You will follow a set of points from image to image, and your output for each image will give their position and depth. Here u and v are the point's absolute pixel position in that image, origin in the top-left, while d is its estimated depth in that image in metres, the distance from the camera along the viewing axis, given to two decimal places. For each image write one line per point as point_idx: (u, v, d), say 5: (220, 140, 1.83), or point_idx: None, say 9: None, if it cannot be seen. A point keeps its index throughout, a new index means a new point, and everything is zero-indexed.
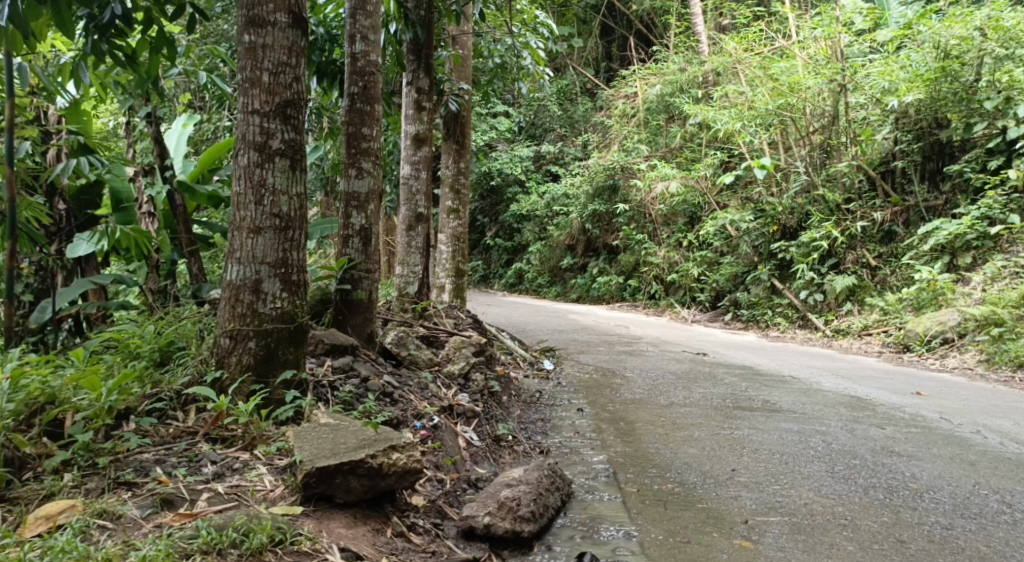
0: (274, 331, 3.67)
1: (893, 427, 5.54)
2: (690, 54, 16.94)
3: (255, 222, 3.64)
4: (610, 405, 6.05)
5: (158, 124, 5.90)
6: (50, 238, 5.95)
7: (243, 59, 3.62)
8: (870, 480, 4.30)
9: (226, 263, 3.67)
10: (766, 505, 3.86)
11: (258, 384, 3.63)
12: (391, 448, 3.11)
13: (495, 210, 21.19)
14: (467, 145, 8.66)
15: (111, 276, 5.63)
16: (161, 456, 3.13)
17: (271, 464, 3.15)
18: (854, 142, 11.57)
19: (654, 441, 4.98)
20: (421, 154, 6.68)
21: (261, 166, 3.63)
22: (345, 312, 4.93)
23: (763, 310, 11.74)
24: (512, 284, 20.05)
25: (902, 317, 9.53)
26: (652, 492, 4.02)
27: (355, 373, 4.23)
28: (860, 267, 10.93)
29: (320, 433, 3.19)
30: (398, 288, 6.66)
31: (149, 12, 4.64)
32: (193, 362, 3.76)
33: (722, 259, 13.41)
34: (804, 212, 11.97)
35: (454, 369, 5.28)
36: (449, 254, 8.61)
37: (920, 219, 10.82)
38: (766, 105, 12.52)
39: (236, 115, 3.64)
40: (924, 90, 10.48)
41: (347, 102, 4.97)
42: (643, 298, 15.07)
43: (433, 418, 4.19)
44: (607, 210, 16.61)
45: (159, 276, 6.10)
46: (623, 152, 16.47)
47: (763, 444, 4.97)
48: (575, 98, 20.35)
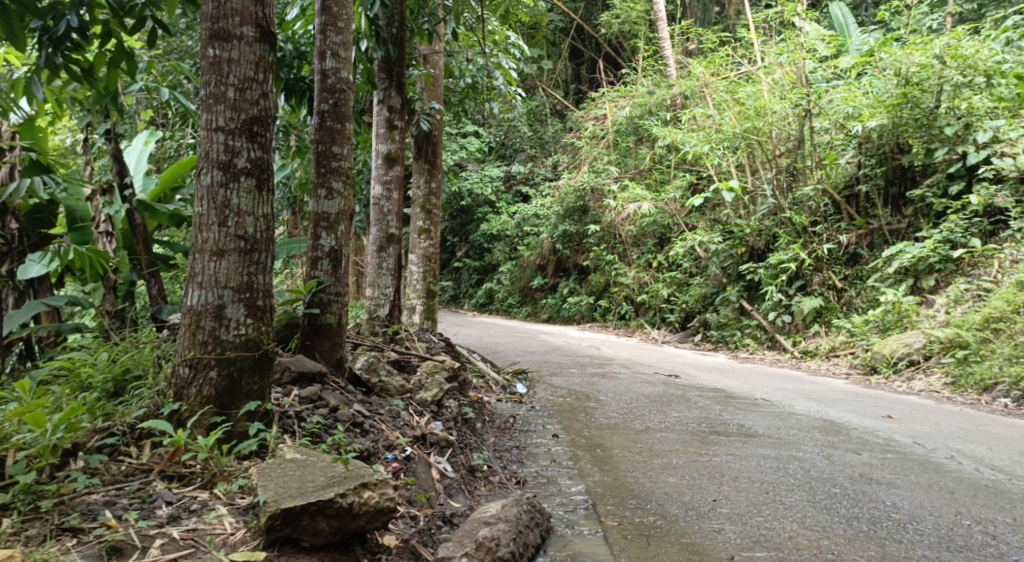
0: (237, 360, 3.47)
1: (870, 452, 5.47)
2: (659, 77, 17.03)
3: (218, 244, 3.45)
4: (585, 431, 5.91)
5: (117, 141, 5.65)
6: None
7: (207, 74, 3.45)
8: (853, 510, 4.21)
9: (187, 288, 3.48)
10: (749, 539, 3.76)
11: (218, 416, 3.42)
12: (362, 486, 2.91)
13: (465, 230, 21.06)
14: (439, 164, 8.50)
15: (64, 297, 5.56)
16: (112, 497, 2.91)
17: (232, 504, 2.94)
18: (819, 166, 11.64)
19: (632, 469, 4.84)
20: (392, 174, 6.52)
21: (225, 186, 3.45)
22: (314, 337, 4.73)
23: (731, 331, 11.74)
24: (481, 304, 19.88)
25: (869, 339, 9.55)
26: (633, 526, 3.88)
27: (323, 403, 4.03)
28: (826, 289, 10.98)
29: (287, 470, 2.98)
30: (368, 311, 6.47)
31: (107, 24, 4.43)
32: (151, 393, 3.54)
33: (691, 279, 13.42)
34: (772, 234, 12.04)
35: (427, 396, 5.09)
36: (420, 275, 8.44)
37: (884, 242, 10.92)
38: (733, 128, 12.61)
39: (199, 132, 3.46)
40: (886, 115, 10.62)
41: (317, 120, 4.81)
42: (613, 319, 15.01)
43: (406, 449, 4.00)
44: (577, 230, 16.59)
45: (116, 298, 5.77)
46: (593, 174, 16.48)
47: (742, 472, 4.86)
48: (545, 119, 20.36)
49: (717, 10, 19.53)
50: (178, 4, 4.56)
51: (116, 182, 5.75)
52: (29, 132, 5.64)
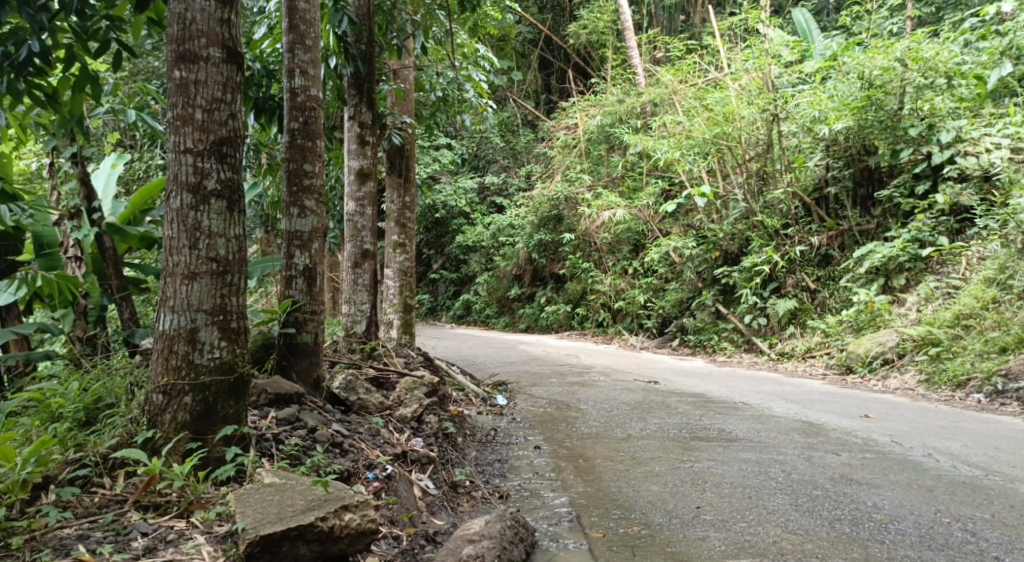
0: (212, 384, 3.41)
1: (849, 453, 5.52)
2: (628, 86, 17.16)
3: (190, 267, 3.39)
4: (567, 441, 5.90)
5: (84, 165, 5.56)
6: None
7: (173, 96, 3.40)
8: (835, 512, 4.24)
9: (158, 312, 3.42)
10: (734, 546, 3.76)
11: (194, 442, 3.37)
12: (343, 508, 2.87)
13: (441, 242, 21.02)
14: (412, 179, 8.48)
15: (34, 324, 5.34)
16: (85, 531, 2.83)
17: (209, 532, 2.88)
18: (788, 170, 11.78)
19: (615, 478, 4.84)
20: (365, 190, 6.49)
21: (195, 209, 3.40)
22: (290, 357, 4.68)
23: (709, 335, 11.81)
24: (459, 316, 19.83)
25: (845, 338, 9.64)
26: (618, 536, 3.87)
27: (301, 424, 3.97)
28: (800, 290, 11.09)
29: (265, 495, 2.93)
30: (344, 328, 6.41)
31: (70, 48, 4.37)
32: (124, 421, 3.47)
33: (667, 285, 13.51)
34: (745, 238, 12.16)
35: (407, 412, 5.06)
36: (396, 289, 8.40)
37: (855, 242, 11.06)
38: (703, 133, 12.72)
39: (167, 155, 3.41)
40: (852, 118, 10.70)
41: (287, 138, 4.77)
42: (591, 326, 15.04)
43: (386, 468, 3.96)
44: (552, 240, 16.63)
45: (87, 324, 5.67)
46: (566, 183, 16.54)
47: (724, 477, 4.87)
48: (517, 130, 20.42)
49: (683, 19, 19.77)
50: (143, 25, 4.51)
51: (84, 206, 5.62)
52: None
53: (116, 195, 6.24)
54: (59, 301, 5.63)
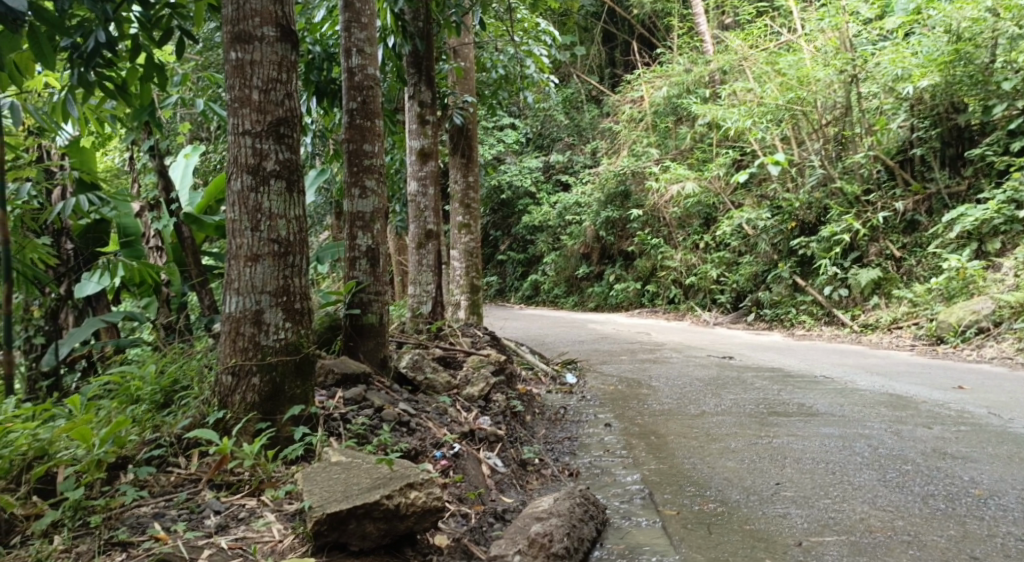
0: (279, 364, 3.44)
1: (942, 426, 5.21)
2: (695, 54, 16.69)
3: (252, 249, 3.41)
4: (639, 418, 5.77)
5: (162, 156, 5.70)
6: (57, 280, 5.61)
7: (230, 78, 3.41)
8: (928, 488, 4.00)
9: (224, 295, 3.46)
10: (818, 523, 3.59)
11: (264, 422, 3.40)
12: (408, 487, 2.83)
13: (507, 223, 21.01)
14: (475, 158, 8.45)
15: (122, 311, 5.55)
16: (160, 510, 2.88)
17: (279, 510, 2.90)
18: (868, 133, 11.21)
19: (689, 455, 4.70)
20: (427, 169, 6.47)
21: (255, 190, 3.41)
22: (356, 338, 4.68)
23: (786, 308, 11.43)
24: (527, 297, 19.82)
25: (934, 307, 9.15)
26: (693, 514, 3.74)
27: (367, 403, 3.97)
28: (884, 259, 10.61)
29: (332, 473, 2.92)
30: (411, 309, 6.42)
31: (136, 38, 4.44)
32: (196, 403, 3.53)
33: (740, 258, 13.14)
34: (823, 206, 11.71)
35: (474, 391, 5.03)
36: (462, 270, 8.37)
37: (944, 206, 10.48)
38: (776, 99, 12.23)
39: (226, 138, 3.43)
40: (939, 74, 10.11)
41: (346, 119, 4.78)
42: (662, 303, 14.80)
43: (454, 446, 3.94)
44: (619, 216, 16.38)
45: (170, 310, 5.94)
46: (633, 158, 16.23)
47: (806, 453, 4.67)
48: (581, 106, 20.17)
49: None
50: (204, 12, 4.54)
51: (162, 197, 5.82)
52: (78, 154, 5.65)
53: (194, 185, 6.43)
54: (144, 290, 6.00)
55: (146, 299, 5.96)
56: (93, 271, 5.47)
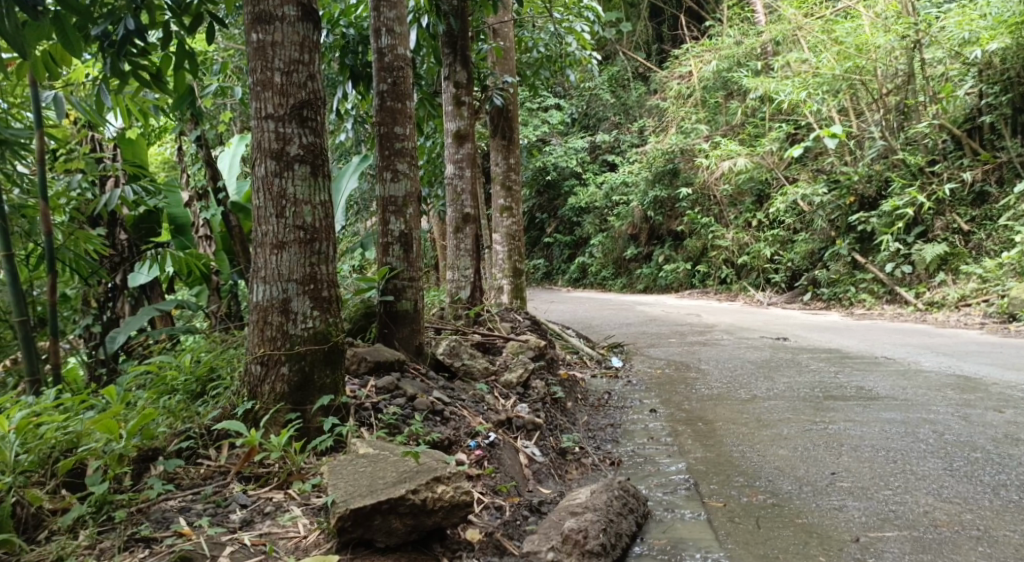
0: (308, 354, 3.36)
1: (1013, 410, 4.89)
2: (746, 26, 16.16)
3: (278, 236, 3.33)
4: (685, 404, 5.57)
5: (207, 146, 5.54)
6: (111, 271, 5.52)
7: (252, 60, 3.31)
8: (999, 478, 3.74)
9: (252, 284, 3.39)
10: (877, 517, 3.38)
11: (294, 413, 3.32)
12: (435, 480, 2.73)
13: (554, 205, 20.81)
14: (516, 140, 8.28)
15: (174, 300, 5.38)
16: (186, 504, 2.84)
17: (306, 504, 2.83)
18: (933, 101, 10.77)
19: (738, 442, 4.49)
20: (464, 151, 6.34)
21: (280, 175, 3.32)
22: (391, 325, 4.61)
23: (844, 287, 11.01)
24: (575, 280, 19.62)
25: (1005, 284, 8.66)
26: (741, 506, 3.56)
27: (400, 392, 3.88)
28: (951, 233, 10.12)
29: (358, 466, 2.84)
30: (450, 295, 6.31)
31: (166, 24, 4.31)
32: (227, 393, 3.47)
33: (795, 236, 12.72)
34: (883, 179, 11.25)
35: (512, 378, 4.92)
36: (505, 254, 8.23)
37: (1015, 175, 9.91)
38: (832, 70, 11.72)
39: (250, 122, 3.33)
40: (1009, 36, 9.53)
41: (377, 101, 4.67)
42: (714, 284, 14.46)
43: (488, 435, 3.83)
44: (668, 195, 16.03)
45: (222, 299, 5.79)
46: (681, 135, 15.83)
47: (864, 440, 4.42)
48: (628, 84, 19.79)
49: None
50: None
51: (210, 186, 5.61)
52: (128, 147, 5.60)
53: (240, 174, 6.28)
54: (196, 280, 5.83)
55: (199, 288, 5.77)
56: (144, 262, 5.38)
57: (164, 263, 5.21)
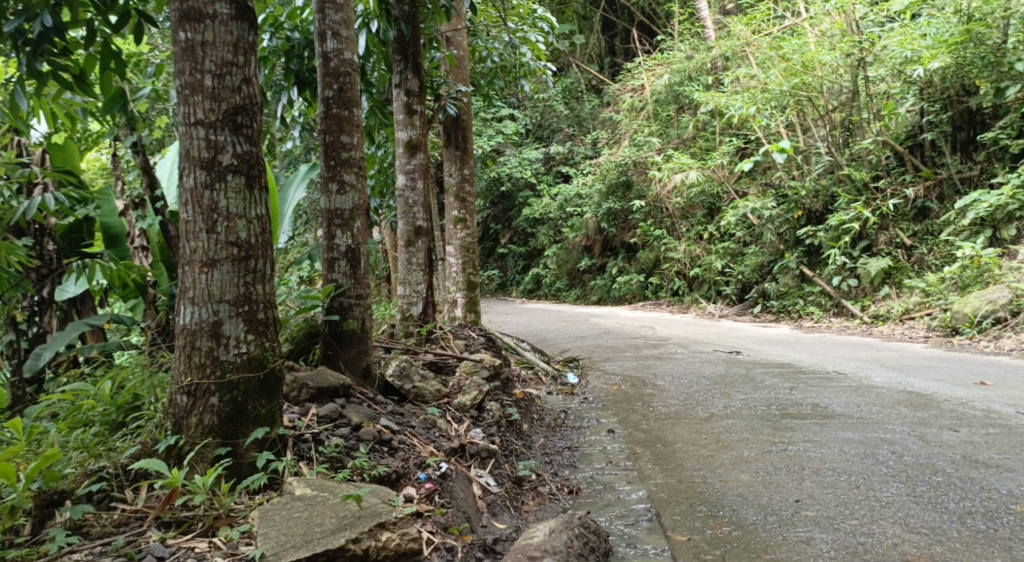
0: (241, 383, 3.06)
1: (969, 429, 4.82)
2: (697, 41, 16.28)
3: (208, 253, 3.02)
4: (643, 423, 5.39)
5: (144, 153, 5.07)
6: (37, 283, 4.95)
7: (179, 61, 3.00)
8: (964, 504, 3.63)
9: (178, 305, 3.07)
10: (845, 550, 3.24)
11: (223, 448, 3.01)
12: (379, 527, 2.53)
13: (508, 216, 20.69)
14: (470, 150, 8.06)
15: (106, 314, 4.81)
16: (93, 558, 2.54)
17: (233, 555, 2.54)
18: (876, 118, 10.95)
19: (699, 466, 4.32)
20: (415, 162, 6.07)
21: (211, 187, 3.01)
22: (336, 346, 4.32)
23: (793, 300, 11.05)
24: (529, 291, 19.47)
25: (947, 298, 8.73)
26: (706, 540, 3.39)
27: (344, 420, 3.59)
28: (894, 248, 10.22)
29: (292, 510, 2.59)
30: (401, 310, 6.04)
31: (90, 22, 3.94)
32: (149, 425, 3.15)
33: (745, 249, 12.80)
34: (830, 194, 11.34)
35: (466, 400, 4.68)
36: (459, 267, 7.97)
37: (955, 192, 10.07)
38: (779, 85, 11.67)
39: (176, 129, 3.01)
40: (949, 55, 9.62)
41: (322, 108, 4.39)
42: (666, 295, 14.44)
43: (440, 466, 3.57)
44: (622, 207, 16.02)
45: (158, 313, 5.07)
46: (634, 147, 15.85)
47: (825, 462, 4.29)
48: (581, 96, 19.80)
49: None
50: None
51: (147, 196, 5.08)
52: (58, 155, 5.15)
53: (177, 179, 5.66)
54: (130, 292, 5.15)
55: (134, 301, 5.18)
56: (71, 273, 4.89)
57: (92, 276, 4.61)
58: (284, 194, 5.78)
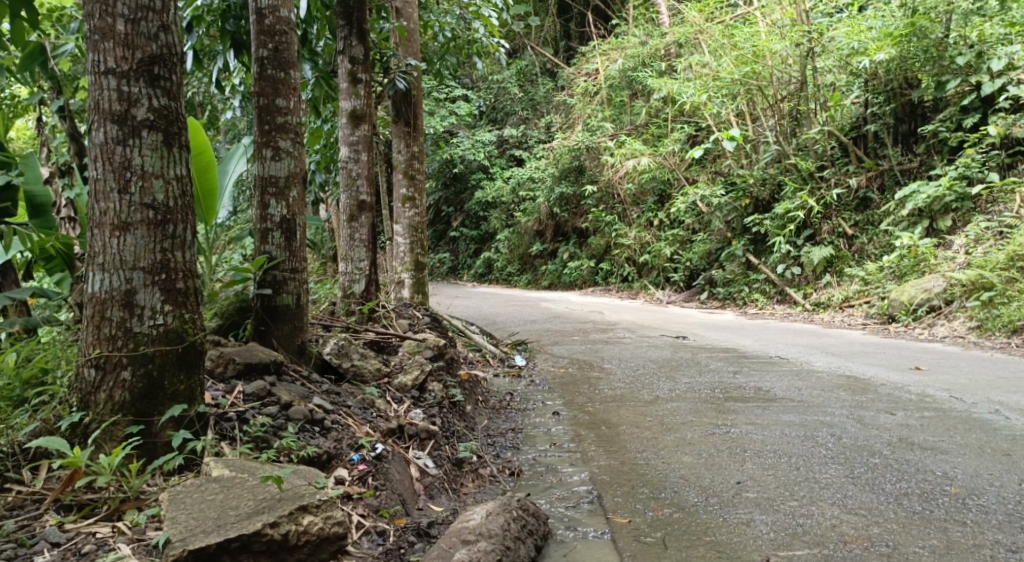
0: (156, 356, 2.84)
1: (905, 412, 4.85)
2: (651, 27, 16.25)
3: (121, 215, 2.78)
4: (588, 405, 5.30)
5: (71, 117, 4.73)
6: None
7: (89, 3, 2.74)
8: (900, 485, 3.61)
9: (87, 272, 2.82)
10: (785, 532, 3.17)
11: (135, 426, 2.79)
12: (300, 511, 2.36)
13: (460, 199, 20.47)
14: (420, 126, 7.80)
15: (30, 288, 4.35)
16: None
17: (139, 540, 2.33)
18: (823, 108, 11.06)
19: (642, 448, 4.24)
20: (359, 133, 5.84)
21: (122, 143, 2.77)
22: (269, 322, 4.10)
23: (738, 287, 11.11)
24: (480, 275, 19.29)
25: (885, 286, 8.85)
26: (647, 523, 3.29)
27: (273, 399, 3.39)
28: (836, 236, 10.29)
29: (205, 493, 2.42)
30: (342, 288, 5.82)
31: None
32: (54, 402, 2.92)
33: (694, 236, 12.83)
34: (777, 183, 11.43)
35: (406, 380, 4.51)
36: (406, 246, 7.74)
37: (895, 183, 10.19)
38: (731, 74, 11.73)
39: (86, 78, 2.76)
40: (894, 48, 9.72)
41: (256, 68, 4.14)
42: (616, 282, 14.41)
43: (375, 447, 3.40)
44: (574, 192, 15.94)
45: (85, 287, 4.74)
46: (587, 132, 15.77)
47: (766, 445, 4.25)
48: (535, 79, 19.61)
49: None
50: None
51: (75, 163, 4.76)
52: None
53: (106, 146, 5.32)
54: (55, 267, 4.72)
55: (60, 275, 4.76)
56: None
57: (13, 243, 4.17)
58: (223, 168, 5.44)
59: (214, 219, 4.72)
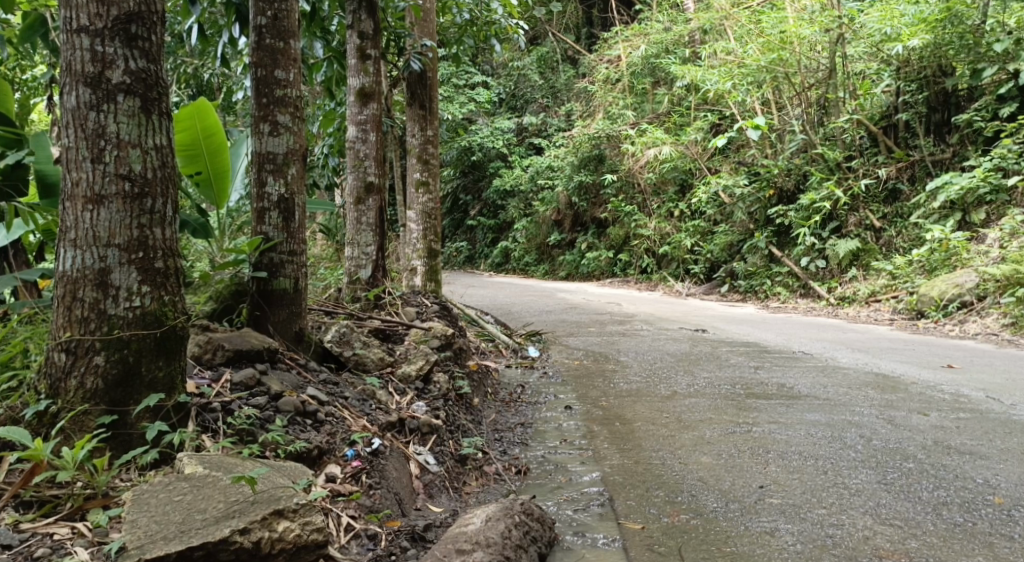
0: (133, 341, 2.63)
1: (939, 412, 4.55)
2: (675, 13, 15.87)
3: (95, 187, 2.57)
4: (602, 400, 5.04)
5: None
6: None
7: None
8: (938, 494, 3.33)
9: (58, 248, 2.61)
10: (812, 543, 2.92)
11: (107, 417, 2.59)
12: (275, 516, 2.25)
13: (478, 188, 20.19)
14: (434, 109, 7.52)
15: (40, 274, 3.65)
16: None
17: (98, 545, 2.20)
18: (852, 97, 10.68)
19: (658, 447, 3.99)
20: (368, 112, 5.60)
21: (96, 108, 2.55)
22: (265, 307, 3.88)
23: (760, 280, 10.77)
24: (497, 265, 19.01)
25: (914, 281, 8.48)
26: (661, 530, 3.04)
27: (262, 389, 3.17)
28: (864, 229, 9.91)
29: (173, 494, 2.32)
30: (347, 273, 5.59)
31: None
32: (23, 388, 2.74)
33: (715, 227, 12.50)
34: (802, 173, 11.04)
35: (410, 371, 4.27)
36: (419, 232, 7.49)
37: (927, 174, 9.77)
38: (757, 61, 11.37)
39: (57, 37, 2.54)
40: (928, 34, 9.33)
41: (253, 38, 3.92)
42: (634, 273, 14.06)
43: (371, 442, 3.17)
44: (593, 181, 15.62)
45: None
46: (608, 120, 15.46)
47: (791, 446, 3.97)
48: (556, 67, 19.29)
49: None
50: None
51: None
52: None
53: None
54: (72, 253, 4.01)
55: None
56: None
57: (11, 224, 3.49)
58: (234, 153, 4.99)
59: (228, 202, 4.45)
